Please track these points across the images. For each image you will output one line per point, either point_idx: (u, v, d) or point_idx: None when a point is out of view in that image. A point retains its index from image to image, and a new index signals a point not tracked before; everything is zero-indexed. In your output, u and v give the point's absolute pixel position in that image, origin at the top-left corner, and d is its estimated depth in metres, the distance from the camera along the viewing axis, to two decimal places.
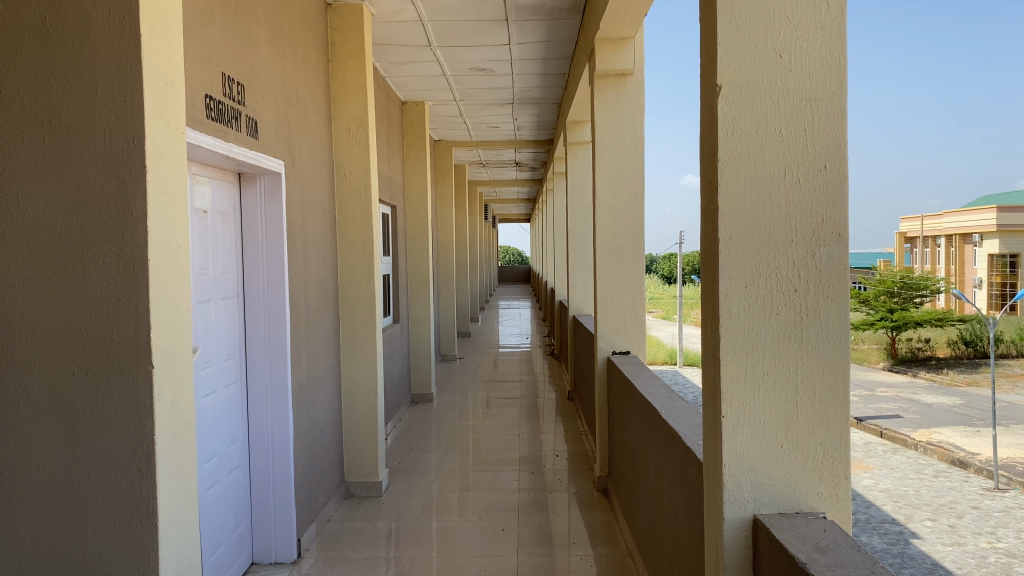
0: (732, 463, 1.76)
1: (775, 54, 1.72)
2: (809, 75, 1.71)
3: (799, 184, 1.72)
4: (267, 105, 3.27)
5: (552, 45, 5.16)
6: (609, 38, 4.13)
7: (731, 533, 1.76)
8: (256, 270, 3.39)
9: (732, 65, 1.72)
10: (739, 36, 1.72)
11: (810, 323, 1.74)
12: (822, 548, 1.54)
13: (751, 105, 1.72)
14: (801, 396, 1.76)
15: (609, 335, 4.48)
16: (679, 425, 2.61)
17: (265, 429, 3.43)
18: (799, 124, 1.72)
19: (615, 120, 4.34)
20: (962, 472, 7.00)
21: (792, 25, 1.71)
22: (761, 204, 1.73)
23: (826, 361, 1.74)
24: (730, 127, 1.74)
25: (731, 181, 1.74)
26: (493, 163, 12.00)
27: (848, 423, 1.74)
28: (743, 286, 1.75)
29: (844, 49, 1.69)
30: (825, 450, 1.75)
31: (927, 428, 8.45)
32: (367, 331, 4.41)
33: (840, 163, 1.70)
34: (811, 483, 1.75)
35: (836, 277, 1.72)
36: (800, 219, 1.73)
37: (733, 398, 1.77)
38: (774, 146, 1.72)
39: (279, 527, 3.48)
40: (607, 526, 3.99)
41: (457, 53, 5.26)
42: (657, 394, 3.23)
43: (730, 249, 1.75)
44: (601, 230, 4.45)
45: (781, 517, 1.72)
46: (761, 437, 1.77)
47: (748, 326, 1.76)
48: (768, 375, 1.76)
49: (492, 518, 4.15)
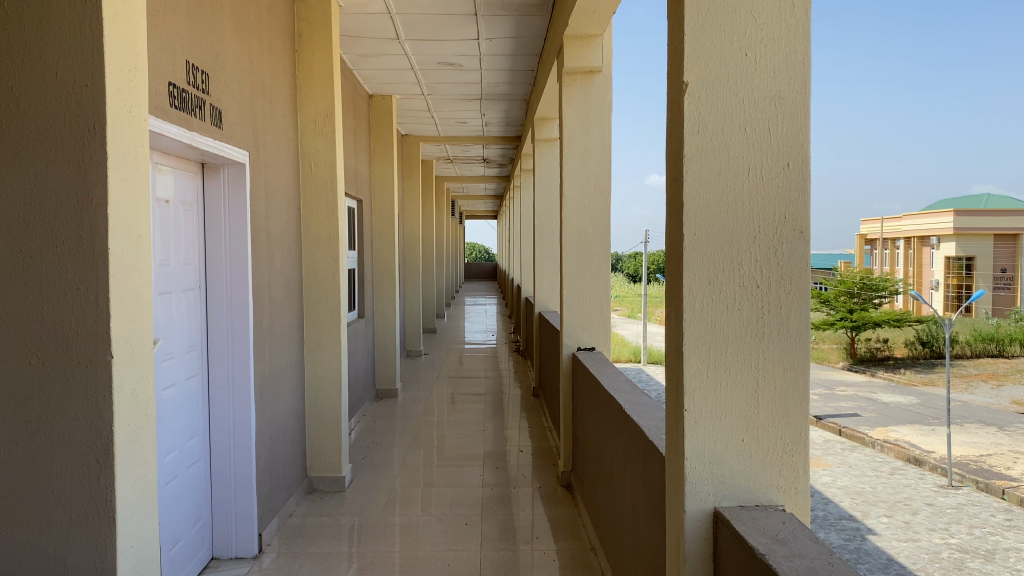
0: (694, 457, 1.79)
1: (741, 53, 1.75)
2: (774, 74, 1.74)
3: (762, 181, 1.76)
4: (231, 94, 3.22)
5: (522, 40, 5.13)
6: (578, 36, 4.14)
7: (692, 526, 1.78)
8: (219, 261, 3.35)
9: (699, 63, 1.75)
10: (706, 33, 1.74)
11: (771, 319, 1.78)
12: (781, 539, 1.58)
13: (716, 102, 1.75)
14: (762, 390, 1.79)
15: (574, 330, 4.46)
16: (642, 420, 2.63)
17: (226, 422, 3.39)
18: (763, 122, 1.75)
19: (583, 116, 4.36)
20: (917, 470, 7.27)
21: (758, 24, 1.74)
22: (726, 201, 1.76)
23: (786, 355, 1.78)
24: (696, 124, 1.76)
25: (697, 177, 1.76)
26: (461, 159, 11.99)
27: (807, 418, 1.78)
28: (707, 282, 1.78)
29: (808, 49, 1.73)
30: (784, 443, 1.78)
31: (884, 427, 8.79)
32: (331, 324, 4.37)
33: (803, 162, 1.74)
34: (770, 476, 1.79)
35: (797, 275, 1.76)
36: (763, 216, 1.76)
37: (695, 392, 1.79)
38: (739, 143, 1.75)
39: (240, 521, 3.45)
40: (570, 520, 4.02)
41: (425, 47, 5.23)
42: (621, 388, 3.29)
43: (695, 247, 1.77)
44: (567, 226, 4.46)
45: (741, 510, 1.75)
46: (723, 431, 1.79)
47: (710, 321, 1.78)
48: (730, 370, 1.79)
49: (456, 513, 4.14)
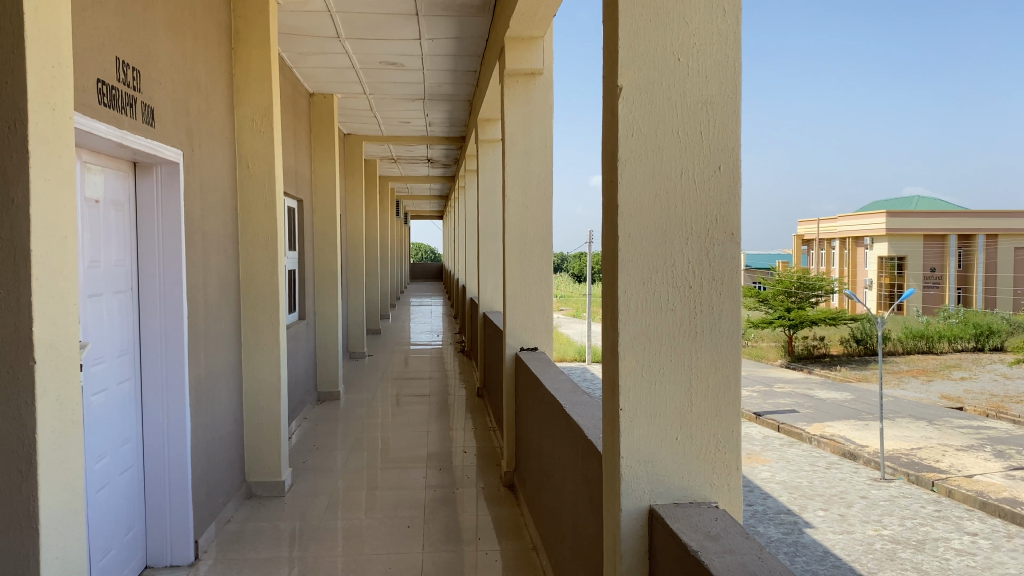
0: (629, 456, 1.81)
1: (674, 58, 1.78)
2: (705, 79, 1.78)
3: (694, 184, 1.79)
4: (164, 92, 3.15)
5: (464, 41, 5.12)
6: (519, 38, 4.15)
7: (628, 524, 1.80)
8: (152, 262, 3.27)
9: (632, 67, 1.77)
10: (640, 38, 1.77)
11: (704, 319, 1.81)
12: (713, 536, 1.61)
13: (650, 106, 1.78)
14: (695, 389, 1.82)
15: (517, 331, 4.46)
16: (582, 419, 2.64)
17: (161, 427, 3.31)
18: (694, 127, 1.78)
19: (525, 118, 4.37)
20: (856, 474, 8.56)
21: (691, 29, 1.77)
22: (659, 203, 1.79)
23: (718, 355, 1.82)
24: (630, 127, 1.78)
25: (631, 180, 1.79)
26: (404, 159, 11.92)
27: (739, 416, 1.82)
28: (642, 283, 1.80)
29: (738, 55, 1.77)
30: (717, 441, 1.82)
31: (819, 425, 10.38)
32: (270, 326, 4.30)
33: (733, 166, 1.77)
34: (703, 473, 1.82)
35: (728, 275, 1.79)
36: (695, 218, 1.79)
37: (631, 391, 1.82)
38: (672, 146, 1.78)
39: (176, 528, 3.37)
40: (513, 520, 4.03)
41: (366, 46, 5.19)
42: (562, 388, 3.31)
43: (630, 248, 1.80)
44: (510, 228, 4.47)
45: (676, 507, 1.78)
46: (657, 430, 1.82)
47: (644, 321, 1.81)
48: (664, 369, 1.82)
49: (399, 515, 4.12)
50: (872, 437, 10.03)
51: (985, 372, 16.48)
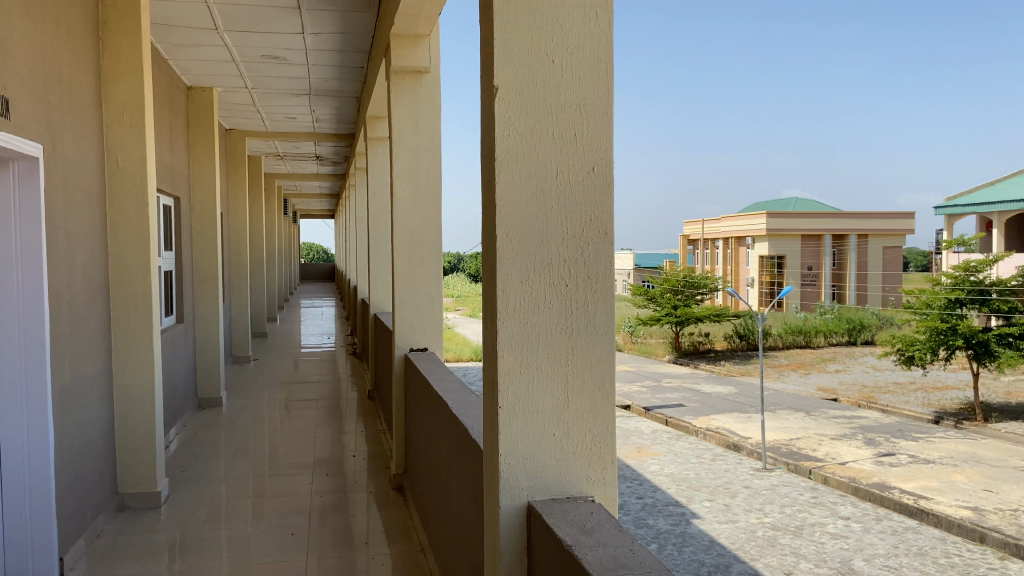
0: (508, 453, 1.82)
1: (548, 60, 1.79)
2: (579, 81, 1.80)
3: (569, 185, 1.81)
4: (20, 83, 2.95)
5: (349, 37, 5.04)
6: (405, 35, 4.12)
7: (507, 521, 1.81)
8: (7, 264, 3.06)
9: (507, 68, 1.78)
10: (515, 39, 1.78)
11: (580, 317, 1.83)
12: (588, 530, 1.64)
13: (525, 107, 1.79)
14: (572, 386, 1.84)
15: (406, 331, 4.43)
16: (467, 419, 2.64)
17: (19, 440, 3.10)
18: (569, 128, 1.80)
19: (412, 116, 4.33)
20: (738, 467, 9.02)
21: (564, 31, 1.79)
22: (535, 202, 1.80)
23: (595, 352, 1.85)
24: (506, 128, 1.79)
25: (508, 181, 1.79)
26: (291, 156, 11.65)
27: (614, 411, 1.86)
28: (519, 281, 1.81)
29: (611, 58, 1.80)
30: (593, 437, 1.85)
31: (705, 417, 10.90)
32: (144, 330, 4.11)
33: (606, 167, 1.81)
34: (580, 468, 1.85)
35: (603, 273, 1.82)
36: (570, 218, 1.82)
37: (509, 389, 1.82)
38: (547, 147, 1.80)
39: (39, 546, 3.17)
40: (402, 523, 3.99)
41: (247, 39, 5.03)
42: (450, 388, 3.29)
43: (508, 247, 1.80)
44: (398, 228, 4.41)
45: (553, 503, 1.80)
46: (534, 426, 1.83)
47: (522, 320, 1.82)
48: (541, 367, 1.83)
49: (284, 523, 4.02)
50: (754, 429, 10.47)
51: (856, 365, 17.49)
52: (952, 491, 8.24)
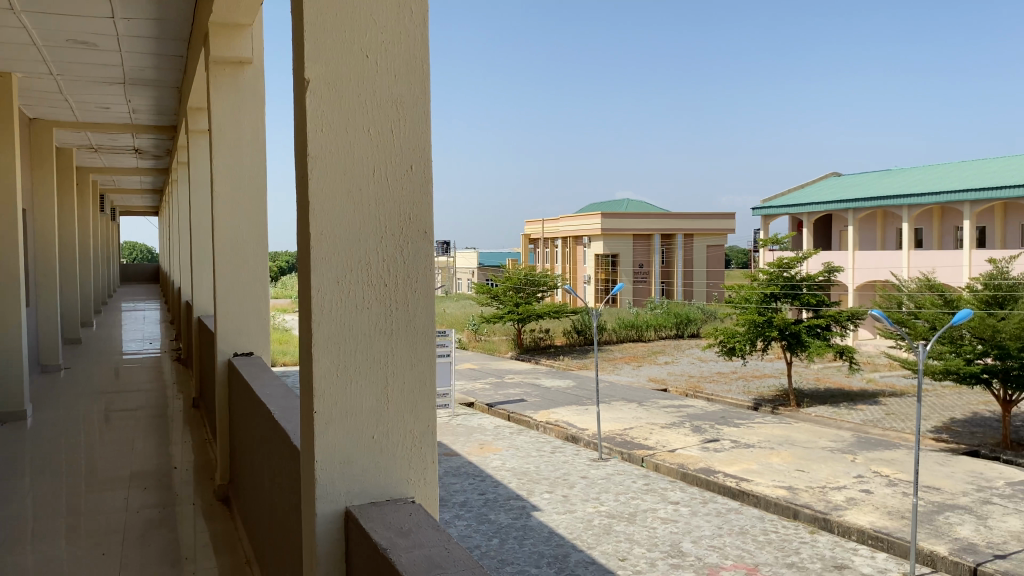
0: (324, 459, 1.77)
1: (362, 55, 1.76)
2: (394, 78, 1.77)
3: (385, 184, 1.78)
4: None
5: (165, 23, 4.77)
6: (224, 25, 3.95)
7: (324, 528, 1.77)
8: None
9: (318, 62, 1.73)
10: (326, 32, 1.73)
11: (399, 317, 1.81)
12: (405, 532, 1.62)
13: (338, 103, 1.75)
14: (391, 387, 1.81)
15: (229, 334, 4.26)
16: (289, 424, 2.56)
17: None
18: (384, 125, 1.77)
19: (233, 109, 4.14)
20: (577, 459, 9.36)
21: (378, 26, 1.76)
22: (351, 201, 1.76)
23: (414, 352, 1.83)
24: (319, 124, 1.74)
25: (322, 178, 1.74)
26: (108, 149, 10.91)
27: (434, 411, 1.85)
28: (335, 281, 1.76)
29: (427, 56, 1.78)
30: (413, 438, 1.83)
31: (546, 410, 11.29)
32: None
33: (423, 166, 1.79)
34: (400, 470, 1.83)
35: (422, 273, 1.81)
36: (387, 216, 1.79)
37: (326, 393, 1.77)
38: (362, 144, 1.76)
39: None
40: (228, 535, 3.82)
41: (49, 21, 4.65)
42: (275, 392, 3.18)
43: (322, 246, 1.75)
44: (220, 226, 4.21)
45: (371, 507, 1.77)
46: (353, 430, 1.79)
47: (338, 321, 1.77)
48: (358, 369, 1.79)
49: (96, 542, 3.74)
50: (591, 420, 10.90)
51: (684, 357, 18.54)
52: (768, 471, 8.90)
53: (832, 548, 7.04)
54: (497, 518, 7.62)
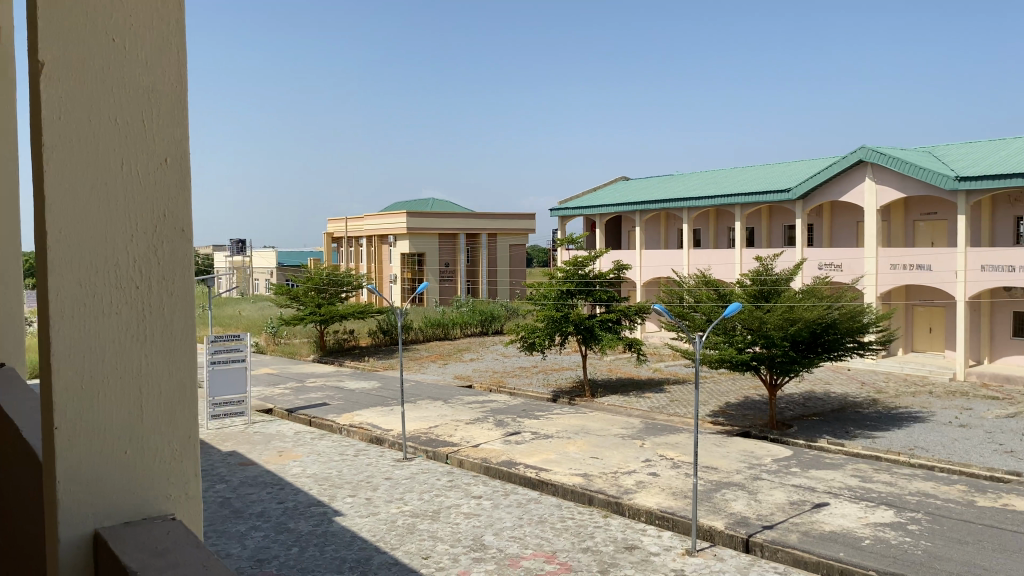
0: (68, 480, 1.61)
1: (108, 39, 1.63)
2: (145, 67, 1.66)
3: (138, 179, 1.65)
4: None
5: None
6: None
7: (69, 555, 1.62)
8: None
9: (55, 44, 1.57)
10: (63, 11, 1.58)
11: (154, 322, 1.68)
12: (160, 553, 1.55)
13: (79, 88, 1.60)
14: (146, 398, 1.69)
15: None
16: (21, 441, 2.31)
17: None
18: (134, 115, 1.65)
19: None
20: (380, 461, 9.30)
21: (125, 10, 1.64)
22: (97, 197, 1.62)
23: (171, 360, 1.71)
24: (56, 110, 1.58)
25: (61, 171, 1.58)
26: None
27: (195, 420, 1.76)
28: (78, 284, 1.60)
29: (181, 48, 1.70)
30: (172, 450, 1.73)
31: (348, 413, 11.38)
32: None
33: (179, 161, 1.70)
34: (158, 486, 1.71)
35: (180, 275, 1.71)
36: (141, 214, 1.66)
37: (68, 407, 1.61)
38: (109, 136, 1.63)
39: None
40: None
41: None
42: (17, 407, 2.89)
43: (61, 247, 1.59)
44: None
45: (124, 527, 1.64)
46: (102, 447, 1.65)
47: (82, 328, 1.61)
48: (107, 379, 1.65)
49: None
50: (395, 421, 10.92)
51: (488, 353, 18.97)
52: (566, 460, 9.28)
53: (624, 530, 7.45)
54: (298, 526, 7.40)
